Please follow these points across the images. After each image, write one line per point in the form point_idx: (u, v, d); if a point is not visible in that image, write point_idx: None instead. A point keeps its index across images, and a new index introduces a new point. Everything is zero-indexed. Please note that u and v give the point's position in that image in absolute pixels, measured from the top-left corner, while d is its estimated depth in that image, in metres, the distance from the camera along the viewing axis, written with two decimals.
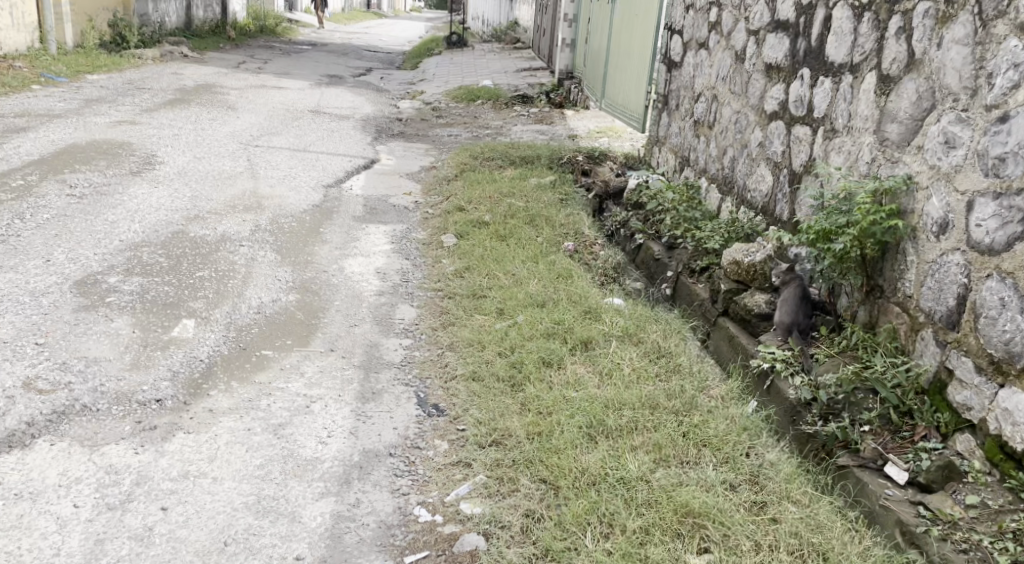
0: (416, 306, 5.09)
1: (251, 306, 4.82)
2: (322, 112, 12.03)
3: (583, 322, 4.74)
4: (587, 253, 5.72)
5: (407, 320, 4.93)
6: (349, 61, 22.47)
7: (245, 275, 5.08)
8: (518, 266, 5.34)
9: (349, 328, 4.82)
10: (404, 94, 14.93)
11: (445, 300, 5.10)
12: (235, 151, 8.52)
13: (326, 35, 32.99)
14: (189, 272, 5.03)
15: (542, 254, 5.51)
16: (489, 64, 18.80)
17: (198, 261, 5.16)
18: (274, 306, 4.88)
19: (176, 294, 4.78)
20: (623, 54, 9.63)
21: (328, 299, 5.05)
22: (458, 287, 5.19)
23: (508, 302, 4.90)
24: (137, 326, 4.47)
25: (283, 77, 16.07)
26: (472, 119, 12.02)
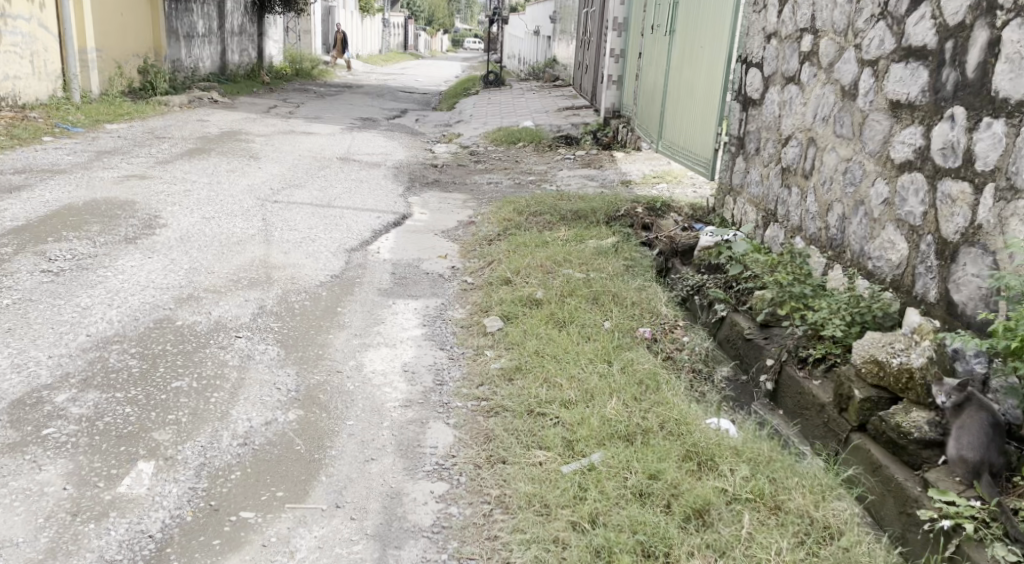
0: (452, 426, 3.97)
1: (232, 434, 3.78)
2: (352, 159, 11.06)
3: (690, 478, 3.58)
4: (671, 347, 4.62)
5: (439, 450, 3.82)
6: (381, 103, 21.59)
7: (233, 387, 4.04)
8: (584, 369, 4.21)
9: (364, 466, 3.71)
10: (440, 137, 14.01)
11: (491, 419, 3.98)
12: (250, 208, 7.51)
13: (360, 76, 32.34)
14: (161, 383, 4.03)
15: (614, 351, 4.38)
16: (529, 103, 17.87)
17: (179, 364, 4.16)
18: (264, 433, 3.83)
19: (137, 420, 3.79)
20: (683, 90, 8.54)
21: (340, 419, 3.95)
22: (504, 398, 4.09)
23: (579, 437, 3.77)
24: (72, 479, 3.48)
25: (313, 121, 15.15)
26: (515, 164, 11.03)
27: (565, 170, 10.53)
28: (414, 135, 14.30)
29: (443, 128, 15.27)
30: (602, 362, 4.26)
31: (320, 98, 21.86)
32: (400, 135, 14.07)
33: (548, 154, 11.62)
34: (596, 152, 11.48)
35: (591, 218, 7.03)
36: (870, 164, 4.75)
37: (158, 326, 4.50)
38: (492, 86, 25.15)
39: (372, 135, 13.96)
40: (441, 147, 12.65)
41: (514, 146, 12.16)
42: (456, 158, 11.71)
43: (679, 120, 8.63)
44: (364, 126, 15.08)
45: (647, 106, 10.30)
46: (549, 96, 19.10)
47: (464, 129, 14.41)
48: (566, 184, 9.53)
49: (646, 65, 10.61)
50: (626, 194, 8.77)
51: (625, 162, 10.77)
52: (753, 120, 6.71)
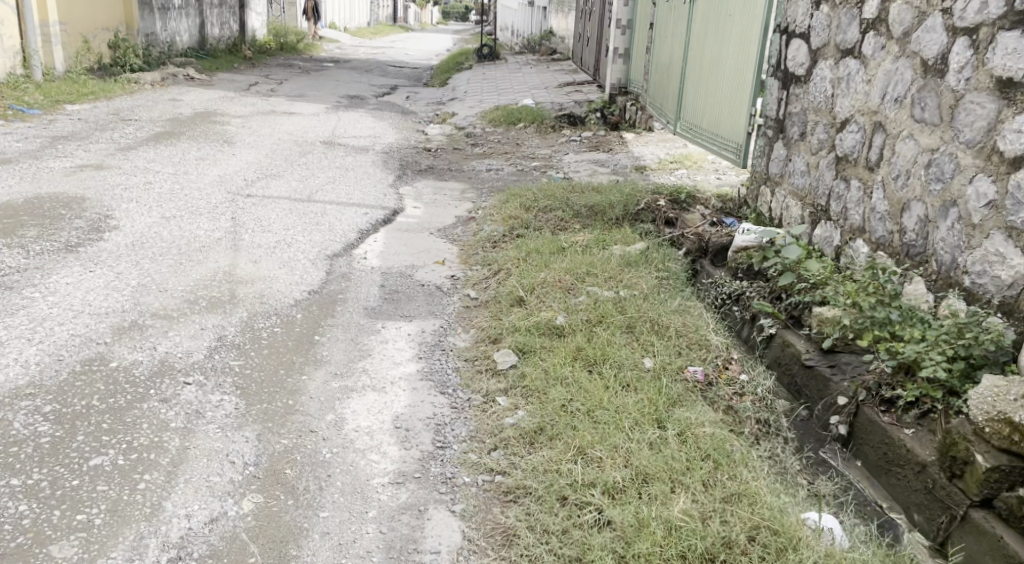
0: (459, 516, 3.27)
1: (162, 543, 3.05)
2: (337, 142, 10.14)
3: None
4: (733, 397, 3.95)
5: (442, 554, 3.11)
6: (371, 79, 20.62)
7: (173, 466, 3.32)
8: (630, 439, 3.51)
9: None
10: (433, 117, 13.09)
11: (516, 509, 3.28)
12: (219, 204, 6.60)
13: (348, 50, 31.24)
14: (76, 463, 3.29)
15: (661, 410, 3.68)
16: (526, 79, 16.91)
17: (105, 433, 3.43)
18: (206, 538, 3.10)
19: (38, 520, 3.06)
20: (707, 67, 7.64)
21: (319, 509, 3.25)
22: (526, 476, 3.39)
23: (639, 545, 3.07)
24: None
25: (296, 100, 14.18)
26: (516, 147, 10.14)
27: (571, 154, 9.65)
28: (405, 115, 13.36)
29: (436, 107, 14.33)
30: (651, 426, 3.58)
31: (305, 74, 20.83)
32: (390, 115, 13.14)
33: (551, 136, 10.72)
34: (603, 134, 10.60)
35: (610, 213, 6.20)
36: (965, 158, 3.86)
37: (83, 380, 3.67)
38: (486, 60, 24.12)
39: (360, 114, 13.02)
40: (435, 128, 11.73)
41: (514, 127, 11.25)
42: (452, 141, 10.81)
43: (702, 99, 7.78)
44: (351, 105, 14.13)
45: (662, 83, 9.41)
46: (548, 70, 18.13)
47: (459, 107, 13.48)
48: (574, 171, 8.66)
49: (659, 37, 9.71)
50: (642, 183, 7.91)
51: (636, 145, 9.90)
52: (797, 100, 5.84)
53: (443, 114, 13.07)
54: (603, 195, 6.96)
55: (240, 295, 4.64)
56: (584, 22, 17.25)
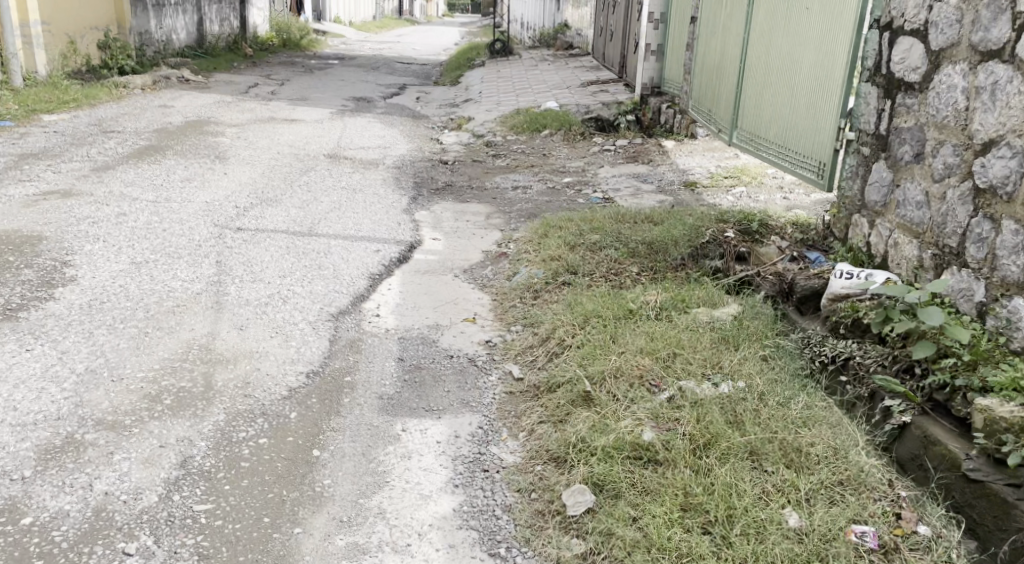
0: None
1: None
2: (344, 155, 9.11)
3: None
4: None
5: None
6: (378, 78, 19.57)
7: None
8: None
9: None
10: (448, 122, 12.06)
11: None
12: (203, 242, 5.56)
13: (353, 47, 30.16)
14: None
15: None
16: (545, 77, 15.85)
17: None
18: None
19: None
20: (773, 72, 6.61)
21: None
22: None
23: None
24: None
25: (298, 103, 13.14)
26: (544, 158, 9.12)
27: (606, 167, 8.62)
28: (418, 120, 12.33)
29: (450, 110, 13.29)
30: None
31: (308, 73, 19.79)
32: (401, 121, 12.11)
33: (581, 144, 9.69)
34: (640, 142, 9.57)
35: (677, 252, 5.15)
36: None
37: None
38: (498, 56, 23.06)
39: (368, 120, 11.99)
40: (451, 134, 10.69)
41: (539, 134, 10.22)
42: (472, 151, 9.79)
43: (763, 106, 6.78)
44: (358, 109, 13.09)
45: (709, 85, 8.41)
46: (566, 67, 17.07)
47: (476, 110, 12.44)
48: (614, 189, 7.63)
49: (705, 31, 8.69)
50: (696, 205, 6.88)
51: (679, 156, 8.87)
52: (906, 113, 4.82)
53: (458, 118, 12.04)
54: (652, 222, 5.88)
55: (217, 393, 3.65)
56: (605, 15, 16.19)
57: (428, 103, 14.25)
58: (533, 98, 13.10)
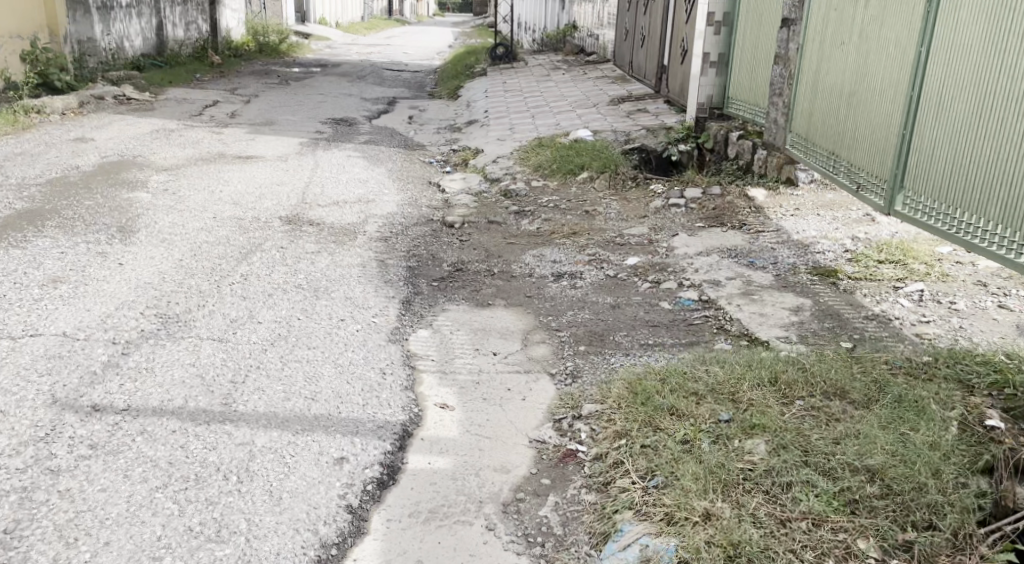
0: None
1: None
2: (309, 217, 6.56)
3: None
4: None
5: None
6: (364, 92, 16.98)
7: None
8: None
9: None
10: (450, 157, 9.49)
11: None
12: (2, 460, 3.04)
13: (339, 50, 27.52)
14: None
15: None
16: (564, 90, 13.26)
17: None
18: None
19: None
20: (1001, 112, 4.18)
21: None
22: None
23: None
24: None
25: (262, 131, 10.59)
26: (589, 221, 6.56)
27: (683, 236, 6.06)
28: (412, 153, 9.76)
29: (452, 136, 10.71)
30: None
31: (284, 86, 17.24)
32: (391, 156, 9.54)
33: (635, 196, 7.12)
34: (719, 190, 7.00)
35: (951, 502, 2.86)
36: None
37: None
38: (501, 62, 20.48)
39: (348, 153, 9.44)
40: (456, 177, 8.13)
41: (575, 177, 7.66)
42: (486, 206, 7.23)
43: (974, 163, 4.35)
44: (338, 137, 10.54)
45: (837, 110, 5.91)
46: (585, 78, 14.46)
47: (486, 138, 9.86)
48: (710, 281, 5.06)
49: (826, 30, 6.16)
50: (860, 326, 4.31)
51: (783, 214, 6.30)
52: None
53: (463, 152, 9.48)
54: (831, 382, 3.40)
55: None
56: (633, 14, 13.58)
57: (424, 126, 11.66)
58: (555, 122, 10.52)
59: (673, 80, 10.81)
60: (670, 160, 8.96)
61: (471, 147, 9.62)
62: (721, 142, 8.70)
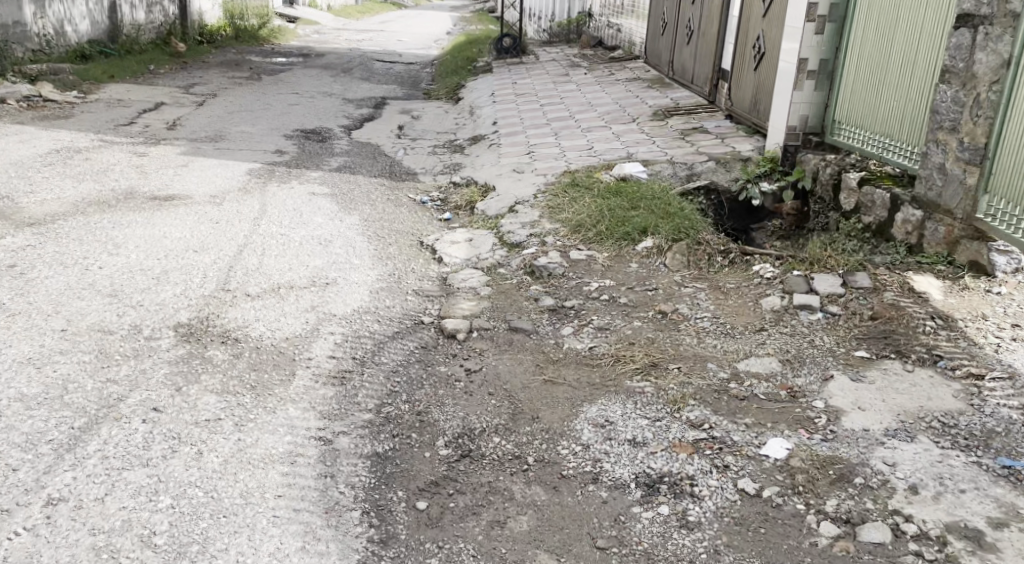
0: None
1: None
2: (221, 326, 4.17)
3: None
4: None
5: None
6: (350, 93, 14.58)
7: None
8: None
9: None
10: (449, 200, 7.07)
11: None
12: None
13: (328, 38, 25.04)
14: None
15: None
16: (589, 98, 10.80)
17: None
18: None
19: None
20: None
21: None
22: None
23: None
24: None
25: (204, 154, 8.18)
26: (672, 340, 4.10)
27: (844, 379, 3.57)
28: (397, 191, 7.33)
29: (450, 165, 8.30)
30: None
31: (255, 84, 14.88)
32: (369, 194, 7.13)
33: (734, 284, 4.66)
34: (867, 272, 4.53)
35: None
36: None
37: None
38: (507, 55, 17.95)
39: (310, 190, 7.05)
40: (456, 240, 5.72)
41: (633, 246, 5.22)
42: (503, 298, 4.80)
43: None
44: (302, 162, 8.14)
45: None
46: (613, 81, 11.97)
47: (497, 171, 7.45)
48: (961, 527, 2.76)
49: None
50: None
51: (1000, 339, 3.81)
52: None
53: (467, 193, 7.06)
54: None
55: None
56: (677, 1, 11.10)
57: (416, 146, 9.24)
58: (586, 148, 8.07)
59: (741, 89, 8.35)
60: (751, 209, 6.79)
61: (477, 185, 7.20)
62: (827, 186, 6.28)
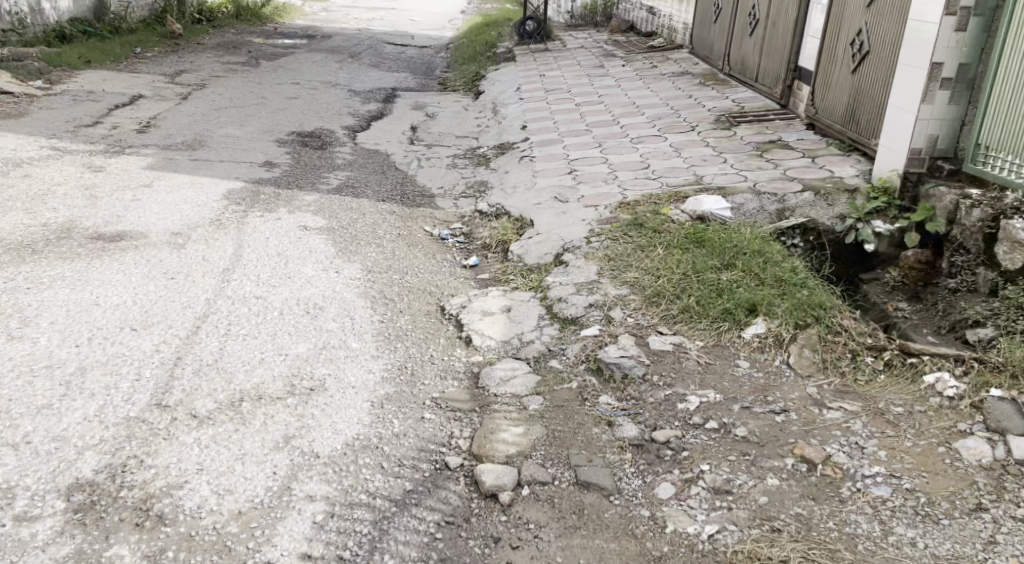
0: None
1: None
2: (137, 488, 3.07)
3: None
4: None
5: None
6: (357, 83, 13.18)
7: None
8: None
9: None
10: (476, 245, 5.67)
11: None
12: None
13: (333, 16, 23.50)
14: None
15: None
16: (634, 101, 9.35)
17: None
18: None
19: None
20: None
21: None
22: None
23: None
24: None
25: (175, 168, 6.71)
26: (838, 530, 3.00)
27: None
28: (411, 228, 5.91)
29: (475, 189, 6.90)
30: None
31: (251, 72, 13.46)
32: (375, 232, 5.71)
33: (904, 410, 3.43)
34: None
35: None
36: None
37: None
38: (531, 41, 16.43)
39: (301, 223, 5.63)
40: (488, 310, 4.28)
41: (737, 332, 3.80)
42: (563, 418, 3.46)
43: None
44: (295, 182, 6.75)
45: None
46: (659, 79, 10.50)
47: (534, 202, 6.03)
48: None
49: None
50: None
51: None
52: None
53: (498, 234, 5.65)
54: None
55: None
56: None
57: (433, 165, 7.84)
58: (642, 170, 6.63)
59: (835, 94, 6.92)
60: (863, 255, 5.38)
61: (511, 224, 5.78)
62: (974, 232, 4.81)
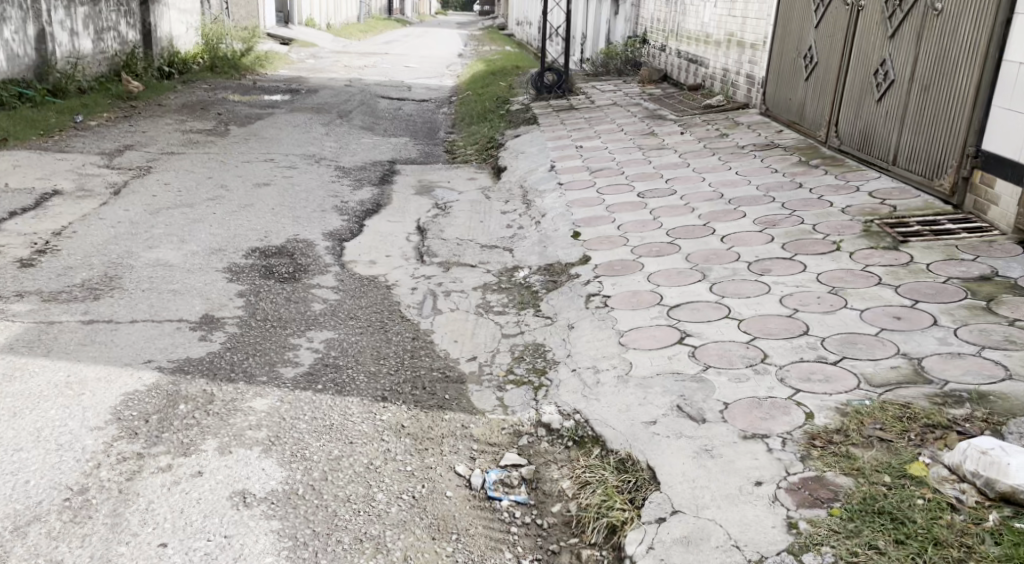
0: None
1: None
2: None
3: None
4: None
5: None
6: (347, 155, 10.80)
7: None
8: None
9: None
10: (555, 522, 3.17)
11: None
12: None
13: (323, 63, 21.34)
14: None
15: None
16: (722, 193, 6.88)
17: None
18: None
19: None
20: None
21: None
22: None
23: None
24: None
25: (48, 346, 4.34)
26: None
27: None
28: (433, 482, 3.38)
29: (528, 367, 4.41)
30: None
31: (218, 143, 11.10)
32: (369, 500, 3.22)
33: None
34: None
35: None
36: None
37: None
38: (551, 94, 14.05)
39: (237, 493, 3.19)
40: None
41: None
42: None
43: None
44: (241, 366, 4.28)
45: None
46: (740, 156, 8.04)
47: (643, 421, 3.51)
48: None
49: None
50: None
51: None
52: None
53: (594, 504, 3.12)
54: None
55: None
56: (863, 30, 7.15)
57: (456, 308, 5.34)
58: (800, 338, 4.10)
59: None
60: None
61: (613, 477, 3.23)
62: None
